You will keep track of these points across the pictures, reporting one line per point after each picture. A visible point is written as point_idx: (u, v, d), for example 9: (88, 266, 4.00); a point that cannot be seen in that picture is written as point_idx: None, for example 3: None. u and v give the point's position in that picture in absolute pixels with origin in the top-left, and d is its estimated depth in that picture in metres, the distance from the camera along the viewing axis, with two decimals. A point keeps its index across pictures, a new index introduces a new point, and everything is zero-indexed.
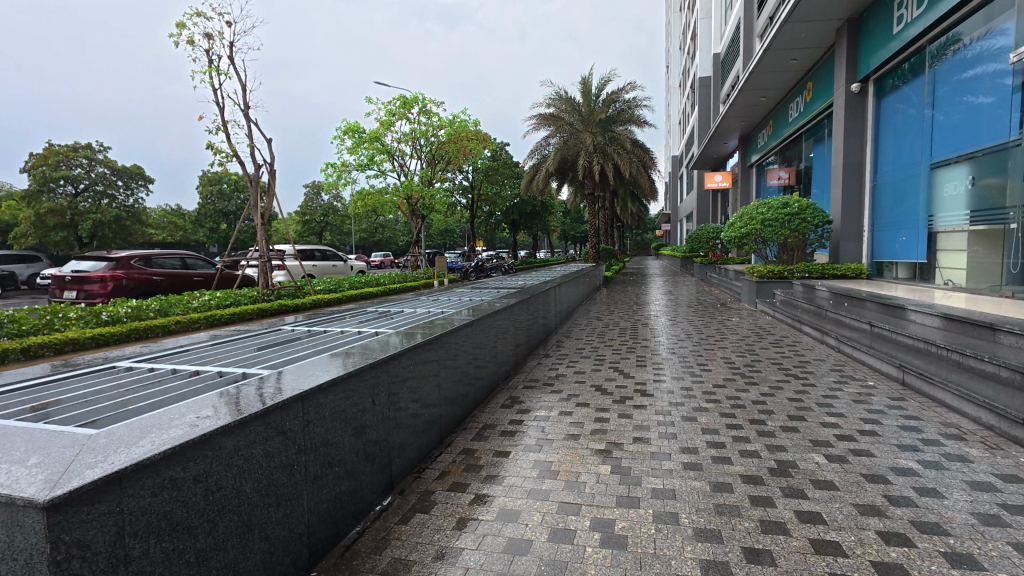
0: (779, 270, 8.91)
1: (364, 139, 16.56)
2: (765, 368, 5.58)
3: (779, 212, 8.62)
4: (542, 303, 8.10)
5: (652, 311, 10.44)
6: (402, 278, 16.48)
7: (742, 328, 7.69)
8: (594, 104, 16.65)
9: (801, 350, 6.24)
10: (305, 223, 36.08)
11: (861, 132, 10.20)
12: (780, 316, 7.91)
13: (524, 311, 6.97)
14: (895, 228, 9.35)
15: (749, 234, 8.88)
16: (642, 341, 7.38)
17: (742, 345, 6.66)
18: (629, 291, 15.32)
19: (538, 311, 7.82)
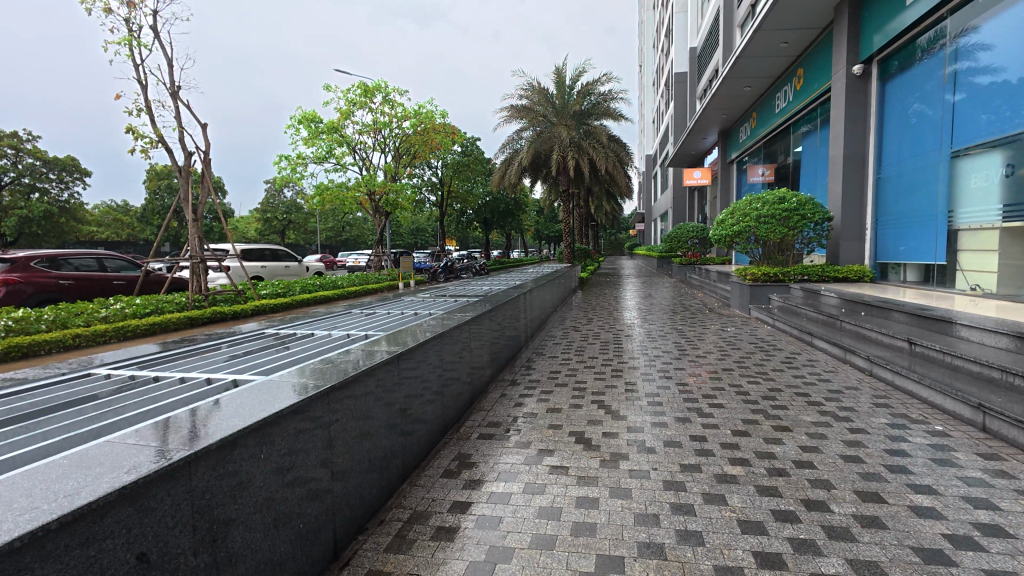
0: (773, 273, 8.29)
1: (322, 129, 15.31)
2: (794, 407, 4.71)
3: (775, 207, 7.89)
4: (512, 311, 7.19)
5: (633, 318, 9.65)
6: (364, 281, 15.30)
7: (741, 341, 6.90)
8: (568, 96, 15.80)
9: (806, 371, 5.57)
10: (264, 220, 34.25)
11: (863, 120, 9.69)
12: (782, 326, 7.20)
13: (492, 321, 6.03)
14: (905, 226, 8.89)
15: (741, 232, 8.18)
16: (630, 358, 6.50)
17: (748, 366, 5.83)
18: (605, 294, 14.56)
19: (510, 320, 6.89)
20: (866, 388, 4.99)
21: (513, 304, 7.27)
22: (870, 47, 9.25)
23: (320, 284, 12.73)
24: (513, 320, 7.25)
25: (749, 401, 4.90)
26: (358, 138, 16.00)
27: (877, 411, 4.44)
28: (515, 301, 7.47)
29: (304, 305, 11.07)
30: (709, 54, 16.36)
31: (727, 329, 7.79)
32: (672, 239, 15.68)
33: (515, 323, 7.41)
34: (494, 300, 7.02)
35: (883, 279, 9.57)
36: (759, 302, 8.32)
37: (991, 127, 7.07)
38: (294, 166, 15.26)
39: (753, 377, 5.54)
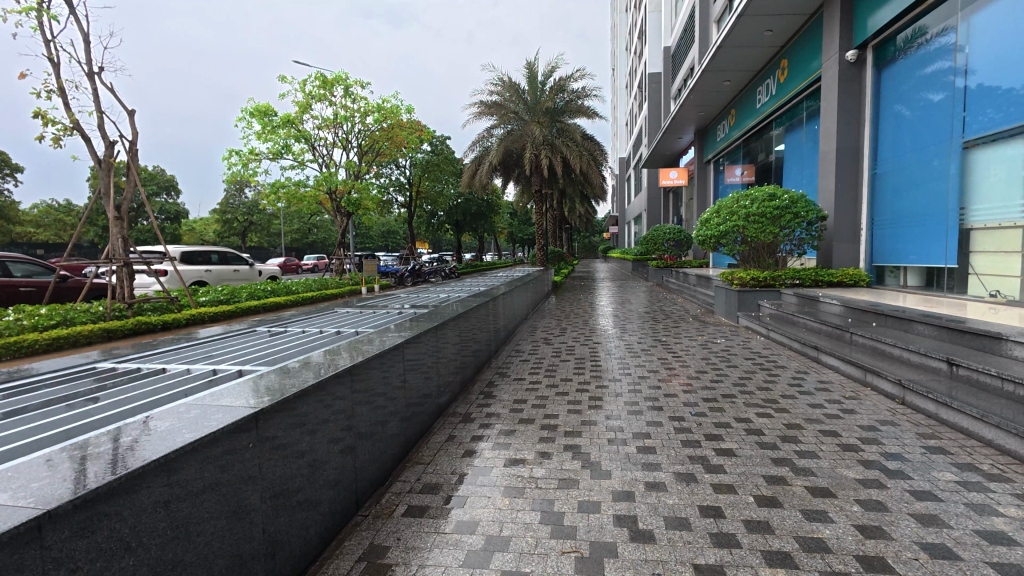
0: (763, 278, 7.79)
1: (277, 123, 14.23)
2: (809, 438, 3.92)
3: (765, 205, 7.37)
4: (480, 318, 6.35)
5: (611, 327, 8.92)
6: (324, 286, 14.25)
7: (732, 356, 6.18)
8: (541, 92, 15.14)
9: (814, 393, 4.82)
10: (224, 221, 32.61)
11: (857, 111, 9.03)
12: (779, 337, 6.55)
13: (455, 332, 5.20)
14: (904, 225, 8.23)
15: (728, 232, 7.67)
16: (610, 377, 5.68)
17: (746, 387, 5.08)
18: (581, 299, 13.89)
19: (476, 330, 6.07)
20: (881, 412, 4.33)
21: (482, 309, 6.43)
22: (864, 31, 8.62)
23: (271, 289, 11.64)
24: (481, 328, 6.43)
25: (749, 427, 4.20)
26: (317, 133, 14.98)
27: (901, 440, 3.78)
28: (485, 306, 6.63)
29: (250, 314, 10.02)
30: (684, 52, 15.95)
31: (712, 340, 7.17)
32: (648, 241, 15.14)
33: (483, 333, 6.59)
34: (460, 307, 6.17)
35: (880, 283, 8.91)
36: (744, 309, 7.79)
37: (1000, 116, 6.43)
38: (246, 161, 14.14)
39: (752, 397, 4.83)
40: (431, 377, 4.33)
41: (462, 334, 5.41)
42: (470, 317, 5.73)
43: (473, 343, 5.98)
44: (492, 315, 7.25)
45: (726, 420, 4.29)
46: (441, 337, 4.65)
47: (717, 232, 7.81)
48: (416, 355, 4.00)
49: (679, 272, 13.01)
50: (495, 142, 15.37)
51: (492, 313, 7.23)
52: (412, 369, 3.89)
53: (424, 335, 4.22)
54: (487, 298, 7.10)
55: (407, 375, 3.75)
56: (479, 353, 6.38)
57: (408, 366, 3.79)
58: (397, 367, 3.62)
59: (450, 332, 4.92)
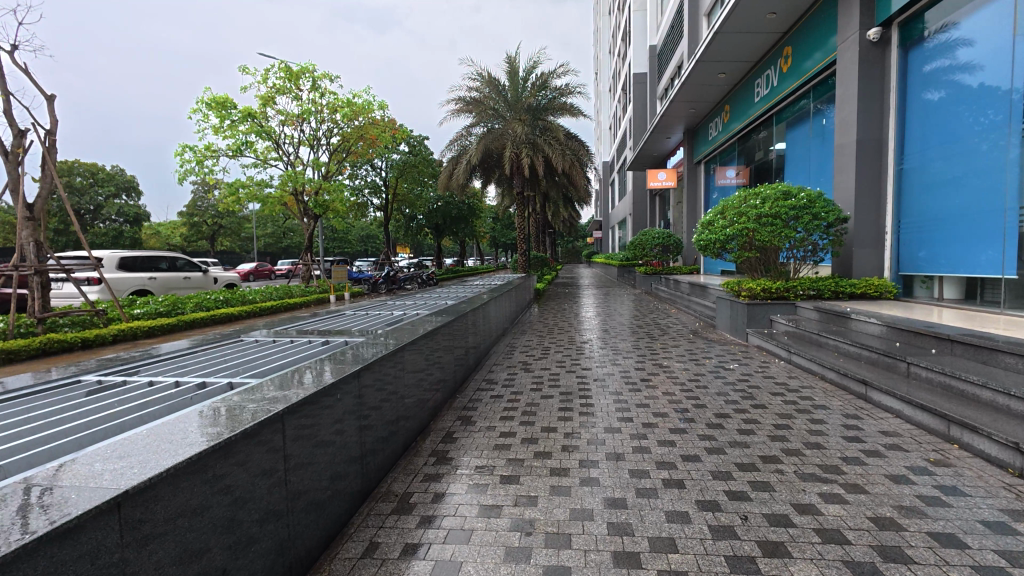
0: (776, 290, 7.05)
1: (237, 117, 13.17)
2: (880, 520, 2.97)
3: (780, 204, 6.62)
4: (443, 340, 5.41)
5: (600, 343, 8.05)
6: (287, 295, 13.14)
7: (747, 387, 5.28)
8: (522, 89, 14.36)
9: (861, 442, 3.93)
10: (192, 224, 31.10)
11: (880, 98, 8.21)
12: (809, 364, 5.63)
13: (405, 362, 4.23)
14: (945, 227, 7.32)
15: (734, 236, 6.90)
16: (608, 417, 4.74)
17: (776, 433, 4.17)
18: (565, 309, 13.05)
19: (436, 355, 5.10)
20: (931, 469, 3.50)
21: (445, 329, 5.50)
22: (889, 7, 7.83)
23: (224, 297, 10.52)
24: (444, 349, 5.49)
25: (771, 492, 3.35)
26: (282, 130, 13.92)
27: (964, 514, 2.95)
28: (451, 325, 5.70)
29: (193, 328, 8.96)
30: (671, 49, 15.25)
31: (712, 364, 6.35)
32: (635, 246, 14.39)
33: (447, 356, 5.63)
34: (418, 328, 5.21)
35: (908, 296, 8.08)
36: (753, 325, 7.01)
37: None
38: (202, 159, 13.02)
39: (785, 447, 3.91)
40: (366, 426, 3.37)
41: (416, 364, 4.45)
42: (425, 342, 4.76)
43: (432, 370, 5.02)
44: (461, 331, 6.32)
45: (748, 484, 3.39)
46: (382, 374, 3.68)
47: (723, 235, 7.03)
48: (339, 407, 3.03)
49: (669, 280, 12.24)
50: (473, 141, 14.50)
51: (460, 328, 6.28)
52: (333, 426, 2.92)
53: (356, 375, 3.25)
54: (452, 316, 6.18)
55: (322, 437, 2.76)
56: (443, 379, 5.43)
57: (327, 420, 2.81)
58: (308, 429, 2.65)
59: (395, 364, 3.94)
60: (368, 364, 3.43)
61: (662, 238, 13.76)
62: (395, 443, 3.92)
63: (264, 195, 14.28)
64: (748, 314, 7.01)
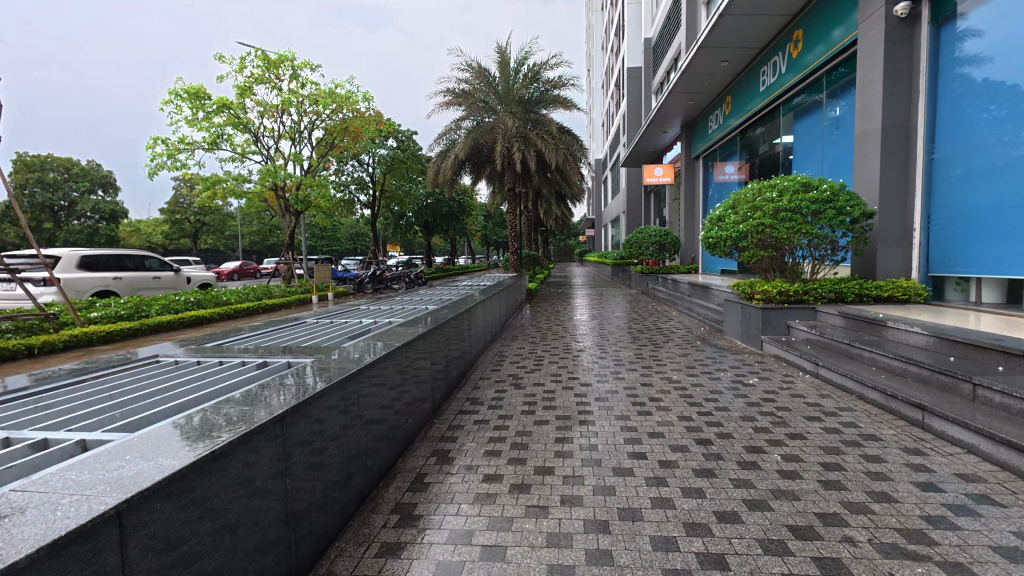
0: (794, 292, 6.56)
1: (212, 108, 12.45)
2: None
3: (801, 197, 6.11)
4: (417, 352, 4.82)
5: (598, 350, 7.47)
6: (268, 295, 12.47)
7: (770, 412, 4.70)
8: (513, 81, 13.80)
9: (932, 489, 3.32)
10: (173, 222, 30.15)
11: (909, 80, 7.58)
12: (845, 379, 5.09)
13: (367, 384, 3.63)
14: (977, 220, 6.79)
15: (750, 231, 6.40)
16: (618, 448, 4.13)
17: (832, 478, 3.54)
18: (558, 310, 12.50)
19: (406, 372, 4.49)
20: (979, 518, 3.00)
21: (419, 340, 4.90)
22: None
23: (195, 299, 9.87)
24: (419, 362, 4.91)
25: (816, 556, 2.75)
26: (261, 122, 13.22)
27: None
28: (426, 336, 5.10)
29: (157, 333, 8.34)
30: (667, 41, 14.71)
31: (716, 377, 5.84)
32: (630, 245, 13.89)
33: (422, 369, 5.02)
34: (386, 342, 4.60)
35: (937, 298, 7.49)
36: (769, 331, 6.56)
37: None
38: (175, 152, 12.32)
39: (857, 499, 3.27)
40: (313, 470, 2.79)
41: (379, 384, 3.86)
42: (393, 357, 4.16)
43: (402, 388, 4.42)
44: (440, 340, 5.71)
45: (814, 558, 2.73)
46: (335, 403, 3.08)
47: (735, 232, 6.55)
48: (268, 454, 2.44)
49: (667, 280, 11.74)
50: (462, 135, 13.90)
51: (438, 336, 5.66)
52: (263, 478, 2.34)
53: (299, 407, 2.62)
54: (429, 325, 5.59)
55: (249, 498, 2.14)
56: (417, 397, 4.84)
57: (258, 472, 2.25)
58: (221, 492, 2.02)
59: (351, 388, 3.35)
60: (316, 393, 2.84)
61: (659, 236, 13.24)
62: (354, 483, 3.34)
63: (242, 191, 13.59)
64: (762, 319, 6.56)
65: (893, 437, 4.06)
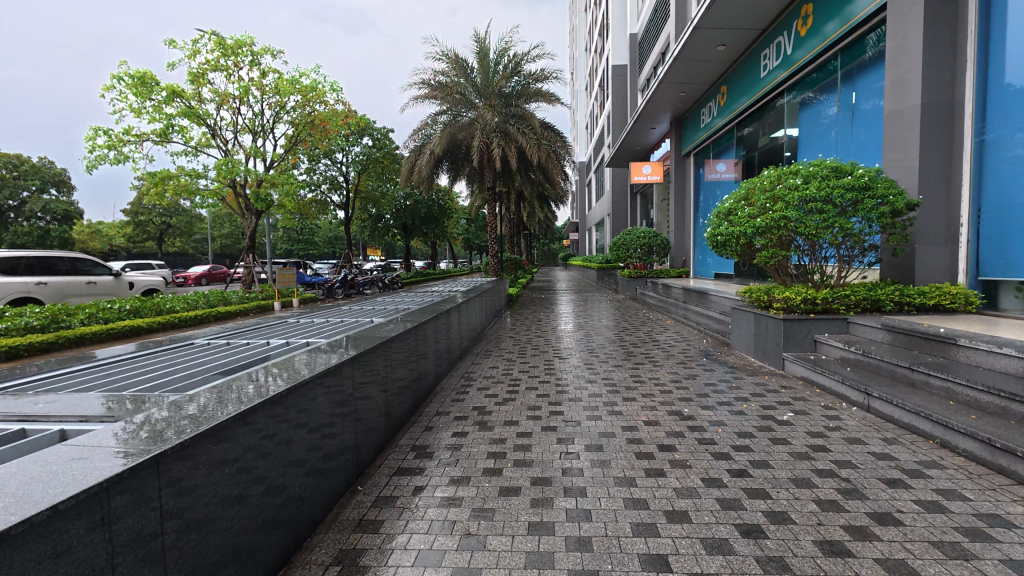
0: (813, 299, 5.81)
1: (161, 97, 11.33)
2: None
3: (830, 186, 5.32)
4: (365, 369, 3.90)
5: (587, 367, 6.61)
6: (224, 301, 11.35)
7: (797, 447, 3.90)
8: (492, 72, 12.94)
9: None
10: (137, 224, 28.56)
11: (954, 50, 6.46)
12: (898, 414, 4.24)
13: (285, 419, 2.70)
14: (1019, 215, 5.94)
15: (773, 225, 5.60)
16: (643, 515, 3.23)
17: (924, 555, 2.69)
18: (541, 317, 11.64)
19: (349, 396, 3.56)
20: None
21: (370, 355, 3.98)
22: None
23: (132, 307, 8.85)
24: (370, 381, 3.98)
25: None
26: (217, 114, 12.13)
27: None
28: (377, 349, 4.17)
29: (77, 347, 7.36)
30: (655, 32, 13.99)
31: (721, 402, 4.99)
32: (616, 246, 13.02)
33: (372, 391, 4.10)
34: (325, 357, 3.70)
35: (992, 306, 6.33)
36: (791, 347, 5.77)
37: None
38: (119, 143, 11.14)
39: None
40: (182, 565, 1.88)
41: (307, 419, 2.93)
42: (327, 381, 3.22)
43: (345, 418, 3.50)
44: (398, 354, 4.77)
45: None
46: (225, 456, 2.16)
47: (751, 225, 5.78)
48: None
49: (658, 285, 10.96)
50: (438, 130, 12.98)
51: (398, 347, 4.74)
52: None
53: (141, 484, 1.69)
54: (385, 337, 4.67)
55: None
56: (366, 427, 3.90)
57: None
58: None
59: (256, 431, 2.42)
60: (193, 455, 1.97)
61: (647, 237, 12.35)
62: (260, 562, 2.42)
63: (197, 189, 12.45)
64: (779, 330, 5.80)
65: (954, 477, 3.30)
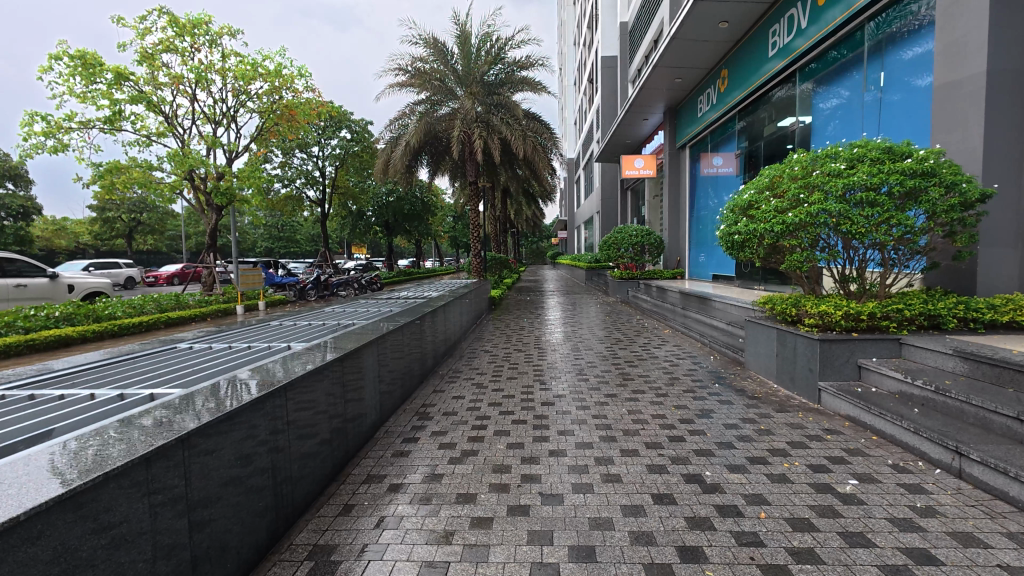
0: (852, 313, 4.84)
1: (106, 80, 10.27)
2: None
3: (887, 172, 4.55)
4: (287, 401, 3.09)
5: (573, 387, 5.81)
6: (178, 305, 10.35)
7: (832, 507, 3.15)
8: (474, 58, 12.08)
9: None
10: (103, 220, 27.26)
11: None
12: (993, 480, 3.16)
13: (139, 494, 1.93)
14: None
15: (811, 217, 4.76)
16: None
17: None
18: (526, 321, 10.85)
19: (258, 441, 2.77)
20: None
21: (296, 383, 3.17)
22: None
23: (64, 312, 7.91)
24: (294, 416, 3.17)
25: None
26: (171, 100, 11.10)
27: None
28: (309, 375, 3.35)
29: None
30: (647, 18, 13.19)
31: (729, 434, 4.23)
32: (605, 246, 12.18)
33: (300, 427, 3.29)
34: (238, 387, 2.93)
35: None
36: (829, 376, 4.76)
37: None
38: (58, 131, 10.10)
39: None
40: None
41: (175, 496, 2.11)
42: (219, 429, 2.43)
43: (251, 471, 2.69)
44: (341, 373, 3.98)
45: None
46: None
47: (779, 220, 5.00)
48: None
49: (651, 287, 10.19)
50: (415, 121, 12.08)
51: (341, 367, 3.97)
52: None
53: None
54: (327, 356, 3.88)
55: None
56: (287, 476, 3.10)
57: None
58: None
59: (58, 539, 1.59)
60: None
61: (638, 235, 11.55)
62: None
63: (152, 181, 11.30)
64: (810, 345, 4.81)
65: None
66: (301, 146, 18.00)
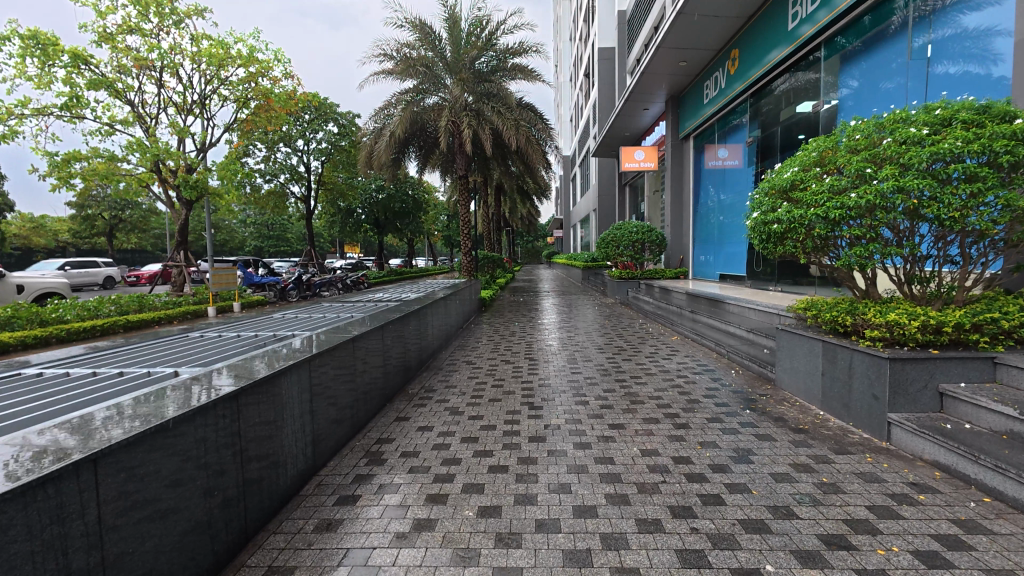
0: (931, 322, 3.70)
1: (62, 63, 9.44)
2: None
3: (985, 139, 3.65)
4: (185, 438, 2.33)
5: (568, 401, 5.06)
6: (141, 307, 9.56)
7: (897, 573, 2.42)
8: (464, 42, 11.30)
9: None
10: (84, 218, 26.42)
11: None
12: None
13: None
14: None
15: (889, 201, 3.88)
16: None
17: None
18: (518, 324, 10.11)
19: (141, 498, 2.06)
20: None
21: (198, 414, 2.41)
22: None
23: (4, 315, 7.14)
24: (196, 458, 2.42)
25: None
26: (136, 86, 10.28)
27: None
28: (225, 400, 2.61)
29: None
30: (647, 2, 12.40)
31: (754, 464, 3.52)
32: (601, 243, 11.39)
33: (210, 467, 2.54)
34: (136, 418, 2.26)
35: None
36: (902, 406, 3.63)
37: None
38: (8, 118, 9.27)
39: None
40: None
41: None
42: (66, 488, 1.73)
43: (120, 545, 1.95)
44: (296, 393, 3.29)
45: None
46: None
47: (838, 206, 4.09)
48: None
49: (653, 287, 9.47)
50: (400, 109, 11.28)
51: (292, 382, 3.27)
52: None
53: None
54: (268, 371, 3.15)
55: None
56: (195, 535, 2.38)
57: None
58: None
59: None
60: None
61: (638, 234, 10.71)
62: None
63: (116, 173, 10.48)
64: (876, 368, 3.68)
65: None
66: (285, 139, 17.21)
